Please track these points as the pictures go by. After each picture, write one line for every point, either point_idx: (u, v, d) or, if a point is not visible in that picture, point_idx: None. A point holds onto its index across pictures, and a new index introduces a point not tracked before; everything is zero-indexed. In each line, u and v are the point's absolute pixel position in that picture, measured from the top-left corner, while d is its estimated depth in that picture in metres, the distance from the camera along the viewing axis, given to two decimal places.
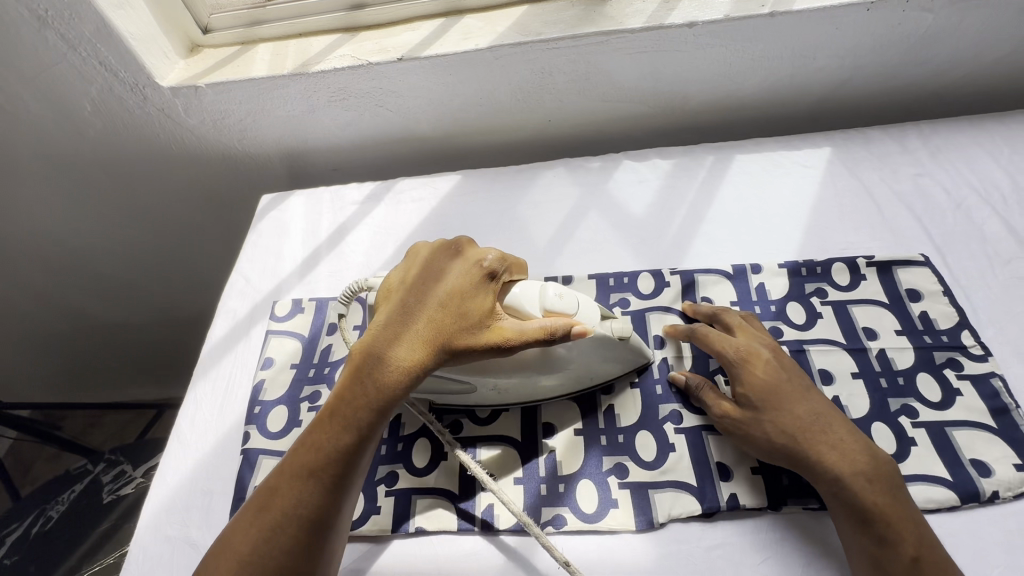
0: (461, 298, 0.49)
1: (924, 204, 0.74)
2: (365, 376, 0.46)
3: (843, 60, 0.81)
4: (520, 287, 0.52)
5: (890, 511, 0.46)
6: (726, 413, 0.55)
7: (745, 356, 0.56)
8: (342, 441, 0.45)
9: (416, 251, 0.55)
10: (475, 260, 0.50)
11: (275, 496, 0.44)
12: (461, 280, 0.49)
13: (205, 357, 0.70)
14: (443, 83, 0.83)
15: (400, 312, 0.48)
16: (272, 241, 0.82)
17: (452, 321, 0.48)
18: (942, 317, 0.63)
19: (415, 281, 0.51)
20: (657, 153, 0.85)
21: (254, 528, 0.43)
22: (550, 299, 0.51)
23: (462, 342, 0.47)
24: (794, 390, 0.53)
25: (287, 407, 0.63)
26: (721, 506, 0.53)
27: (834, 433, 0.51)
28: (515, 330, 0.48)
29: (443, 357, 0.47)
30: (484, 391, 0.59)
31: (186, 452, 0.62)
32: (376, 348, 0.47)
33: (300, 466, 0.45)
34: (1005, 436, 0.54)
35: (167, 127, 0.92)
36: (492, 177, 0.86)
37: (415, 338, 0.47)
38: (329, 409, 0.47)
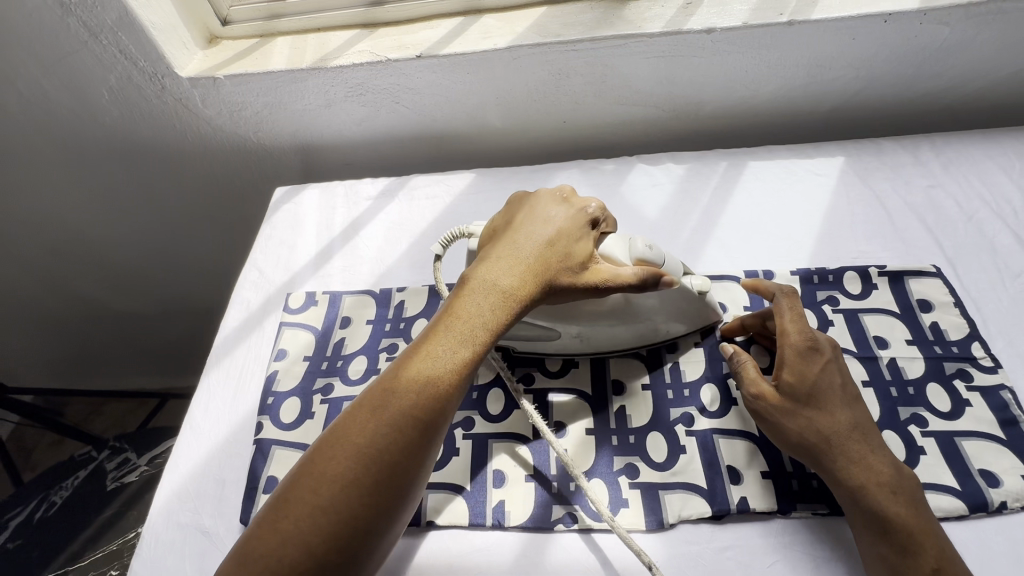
0: (569, 235, 0.55)
1: (936, 215, 0.75)
2: (482, 296, 0.50)
3: (858, 70, 0.82)
4: (610, 241, 0.57)
5: (911, 522, 0.47)
6: (763, 396, 0.55)
7: (808, 346, 0.55)
8: (462, 352, 0.47)
9: (515, 199, 0.62)
10: (579, 207, 0.58)
11: (393, 396, 0.44)
12: (569, 225, 0.56)
13: (220, 346, 0.71)
14: (461, 81, 0.84)
15: (512, 246, 0.54)
16: (286, 234, 0.83)
17: (561, 256, 0.53)
18: (952, 328, 0.63)
19: (522, 224, 0.57)
20: (670, 157, 0.86)
21: (373, 422, 0.43)
22: (640, 250, 0.56)
23: (568, 276, 0.53)
24: (839, 392, 0.53)
25: (299, 398, 0.64)
26: (731, 509, 0.53)
27: (867, 441, 0.51)
28: (611, 272, 0.54)
29: (550, 288, 0.52)
30: (567, 339, 0.62)
31: (199, 441, 0.62)
32: (491, 274, 0.51)
33: (420, 369, 0.46)
34: (1013, 447, 0.55)
35: (182, 116, 0.92)
36: (506, 176, 0.87)
37: (528, 266, 0.52)
38: (444, 322, 0.49)
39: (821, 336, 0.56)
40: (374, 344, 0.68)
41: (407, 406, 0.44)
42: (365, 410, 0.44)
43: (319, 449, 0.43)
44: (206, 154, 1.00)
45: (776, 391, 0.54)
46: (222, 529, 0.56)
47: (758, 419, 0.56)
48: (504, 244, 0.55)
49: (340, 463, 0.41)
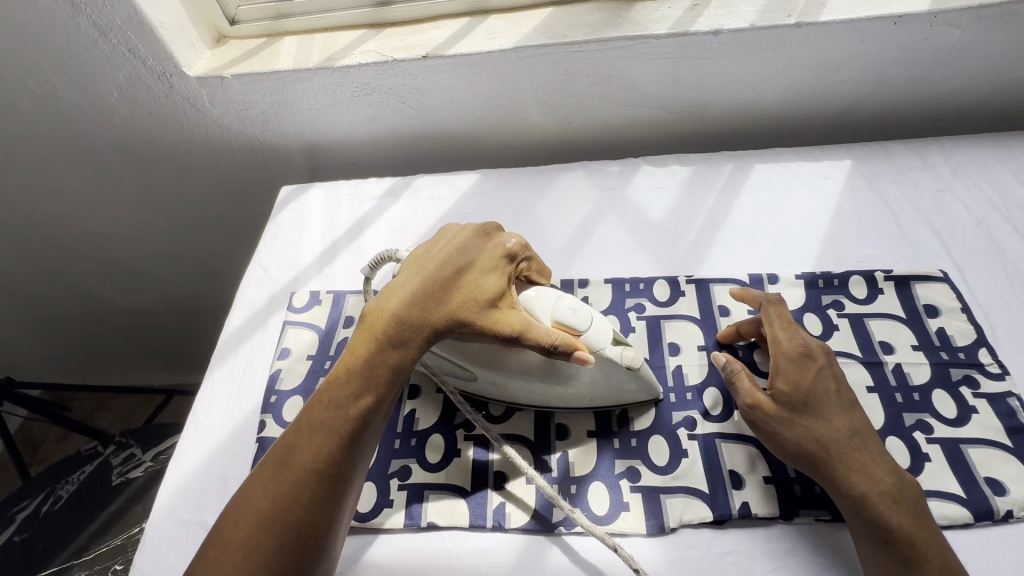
0: (472, 261, 0.54)
1: (944, 219, 0.74)
2: (382, 334, 0.49)
3: (867, 72, 0.81)
4: (537, 293, 0.55)
5: (915, 533, 0.47)
6: (758, 403, 0.54)
7: (800, 353, 0.55)
8: (361, 395, 0.47)
9: (448, 229, 0.59)
10: (498, 243, 0.56)
11: (294, 451, 0.45)
12: (484, 260, 0.54)
13: (224, 344, 0.71)
14: (466, 81, 0.84)
15: (417, 276, 0.53)
16: (291, 233, 0.83)
17: (466, 282, 0.52)
18: (959, 334, 0.63)
19: (430, 251, 0.55)
20: (676, 159, 0.86)
21: (274, 481, 0.44)
22: (563, 314, 0.53)
23: (475, 302, 0.52)
24: (835, 400, 0.53)
25: (302, 397, 0.64)
26: (732, 514, 0.53)
27: (867, 449, 0.51)
28: (525, 328, 0.51)
29: (456, 316, 0.51)
30: (483, 383, 0.60)
31: (202, 439, 0.63)
32: (392, 310, 0.50)
33: (319, 419, 0.46)
34: (1020, 455, 0.54)
35: (190, 115, 0.93)
36: (511, 176, 0.87)
37: (432, 305, 0.51)
38: (344, 366, 0.49)
39: (812, 342, 0.57)
40: None
41: (308, 461, 0.44)
42: (268, 467, 0.45)
43: (226, 512, 0.44)
44: (213, 153, 1.00)
45: (772, 400, 0.54)
46: None
47: (754, 429, 0.55)
48: (409, 274, 0.53)
49: (245, 525, 0.42)
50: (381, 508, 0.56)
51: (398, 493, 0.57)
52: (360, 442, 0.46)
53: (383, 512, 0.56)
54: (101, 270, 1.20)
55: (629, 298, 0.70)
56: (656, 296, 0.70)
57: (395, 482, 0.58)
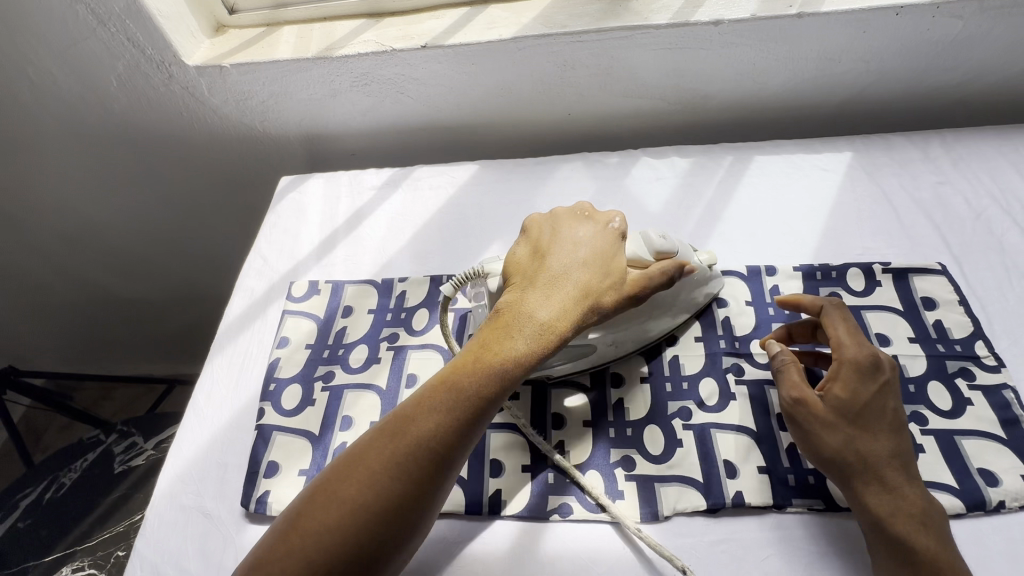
0: (603, 259, 0.55)
1: (943, 212, 0.74)
2: (512, 327, 0.50)
3: (869, 64, 0.80)
4: (631, 243, 0.58)
5: (940, 557, 0.46)
6: (803, 401, 0.53)
7: (868, 363, 0.53)
8: (487, 388, 0.47)
9: (532, 221, 0.60)
10: (604, 224, 0.58)
11: (413, 425, 0.45)
12: (597, 249, 0.56)
13: (224, 333, 0.71)
14: (465, 72, 0.84)
15: (548, 274, 0.54)
16: (290, 223, 0.83)
17: (599, 281, 0.54)
18: (956, 327, 0.63)
19: (554, 247, 0.56)
20: (676, 151, 0.85)
21: (392, 446, 0.44)
22: (656, 243, 0.57)
23: (608, 301, 0.53)
24: (890, 417, 0.52)
25: (301, 385, 0.65)
26: (726, 503, 0.53)
27: (905, 471, 0.50)
28: (647, 280, 0.54)
29: (586, 314, 0.52)
30: (601, 348, 0.60)
31: (202, 425, 0.63)
32: (526, 304, 0.52)
33: (443, 399, 0.46)
34: (1013, 446, 0.54)
35: (189, 104, 0.93)
36: (510, 167, 0.87)
37: (562, 301, 0.52)
38: (471, 352, 0.49)
39: (882, 354, 0.55)
40: (375, 333, 0.69)
41: (426, 437, 0.45)
42: (384, 434, 0.45)
43: (335, 469, 0.44)
44: (212, 143, 1.00)
45: (822, 401, 0.53)
46: (224, 512, 0.57)
47: (790, 424, 0.54)
48: (536, 271, 0.55)
49: (358, 486, 0.43)
50: None
51: None
52: (477, 430, 0.47)
53: None
54: (103, 260, 1.21)
55: None
56: None
57: None
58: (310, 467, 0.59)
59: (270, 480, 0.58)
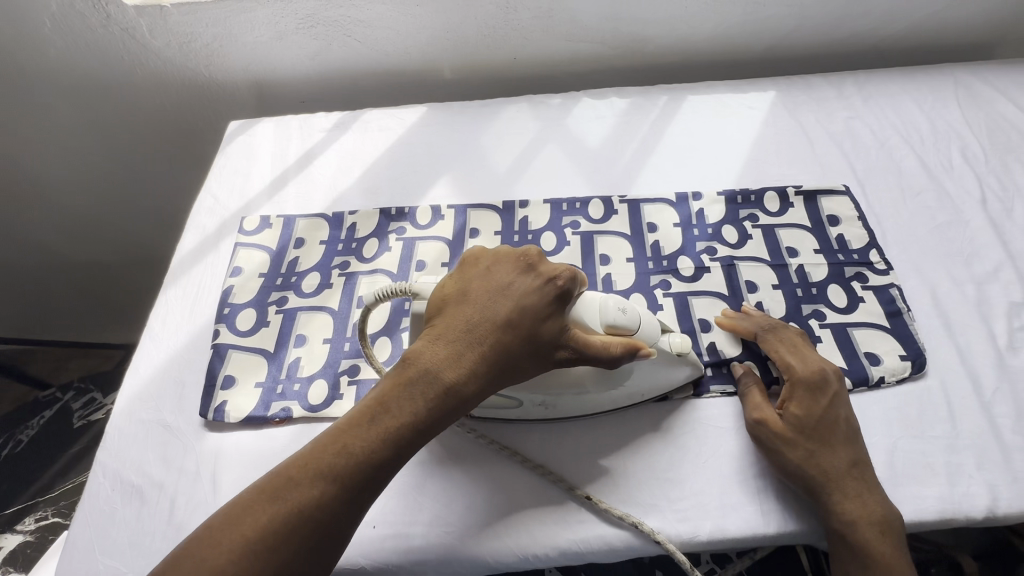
0: (533, 311, 0.50)
1: (852, 142, 0.81)
2: (416, 386, 0.47)
3: (789, 8, 0.87)
4: (581, 305, 0.52)
5: (893, 560, 0.48)
6: (765, 421, 0.54)
7: (816, 379, 0.56)
8: (378, 458, 0.45)
9: (470, 257, 0.56)
10: (547, 276, 0.52)
11: (292, 490, 0.42)
12: (530, 296, 0.51)
13: (176, 266, 0.73)
14: (411, 14, 0.86)
15: (466, 324, 0.50)
16: (240, 163, 0.85)
17: (519, 340, 0.49)
18: (855, 239, 0.70)
19: (481, 292, 0.52)
20: (615, 92, 0.90)
21: (264, 514, 0.41)
22: (612, 316, 0.52)
23: (521, 364, 0.50)
24: (843, 428, 0.54)
25: (255, 309, 0.67)
26: (649, 395, 0.59)
27: (865, 481, 0.51)
28: (587, 342, 0.49)
29: (493, 378, 0.49)
30: (530, 407, 0.57)
31: (157, 349, 0.65)
32: (434, 358, 0.49)
33: (327, 463, 0.44)
34: (896, 333, 0.62)
35: (131, 48, 0.93)
36: (457, 109, 0.90)
37: (472, 360, 0.48)
38: (370, 412, 0.46)
39: (829, 367, 0.57)
40: (327, 262, 0.72)
41: (303, 507, 0.42)
42: (260, 497, 0.42)
43: (198, 538, 0.41)
44: (156, 90, 0.99)
45: (780, 420, 0.54)
46: (183, 423, 0.60)
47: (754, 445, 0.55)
48: (457, 315, 0.51)
49: (222, 554, 0.40)
50: (332, 400, 0.59)
51: (348, 387, 0.60)
52: (366, 499, 0.44)
53: (335, 403, 0.59)
54: (45, 218, 1.18)
55: (566, 216, 0.75)
56: (591, 214, 0.75)
57: (345, 377, 0.61)
58: (265, 379, 0.62)
59: (227, 392, 0.61)
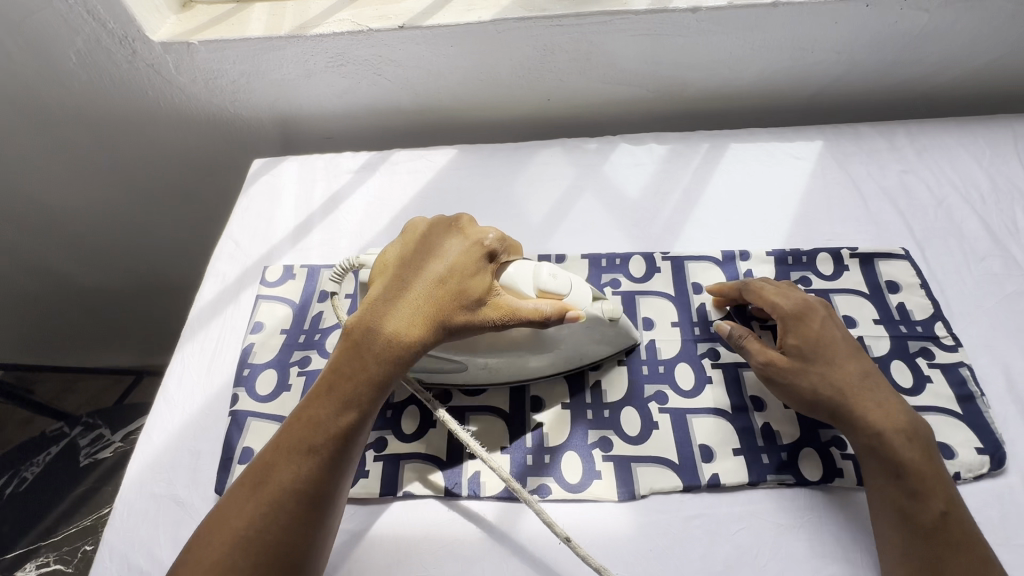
0: (462, 268, 0.50)
1: (907, 199, 0.77)
2: (360, 352, 0.48)
3: (839, 55, 0.83)
4: (515, 268, 0.53)
5: (925, 468, 0.48)
6: (771, 361, 0.55)
7: (801, 309, 0.58)
8: (339, 423, 0.46)
9: (411, 226, 0.55)
10: (475, 237, 0.52)
11: (271, 474, 0.45)
12: (459, 257, 0.51)
13: (194, 319, 0.69)
14: (444, 54, 0.83)
15: (403, 289, 0.50)
16: (264, 206, 0.82)
17: (452, 296, 0.49)
18: (918, 308, 0.65)
19: (415, 260, 0.52)
20: (653, 137, 0.86)
21: (253, 499, 0.44)
22: (544, 280, 0.53)
23: (462, 321, 0.49)
24: (843, 345, 0.55)
25: (276, 371, 0.63)
26: (701, 484, 0.55)
27: (876, 389, 0.52)
28: (518, 306, 0.50)
29: (440, 331, 0.49)
30: (473, 369, 0.58)
31: (172, 412, 0.61)
32: (374, 322, 0.49)
33: (296, 440, 0.46)
34: (969, 421, 0.57)
35: (155, 83, 0.90)
36: (488, 152, 0.87)
37: (410, 322, 0.48)
38: (325, 385, 0.48)
39: (814, 298, 0.60)
40: None
41: (287, 484, 0.44)
42: (247, 485, 0.45)
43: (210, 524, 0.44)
44: (180, 123, 0.97)
45: (784, 355, 0.56)
46: (196, 499, 0.56)
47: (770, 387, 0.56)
48: (392, 284, 0.51)
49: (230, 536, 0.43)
50: (358, 479, 0.57)
51: (375, 463, 0.57)
52: (340, 464, 0.46)
53: (360, 482, 0.56)
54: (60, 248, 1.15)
55: (605, 274, 0.71)
56: (631, 272, 0.71)
57: (372, 453, 0.58)
58: None
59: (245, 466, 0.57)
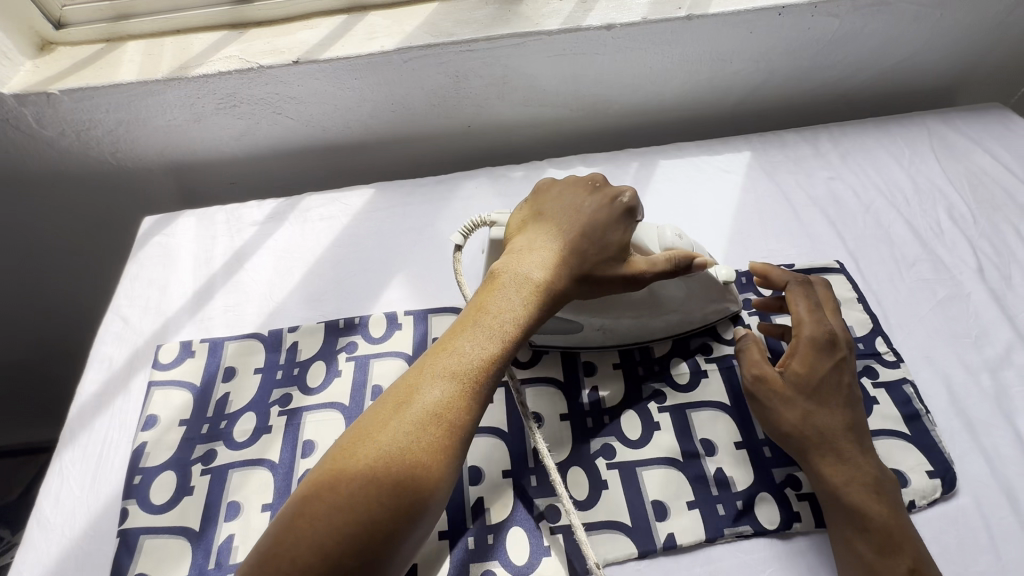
0: (601, 219, 0.53)
1: (837, 207, 0.76)
2: (508, 289, 0.49)
3: (758, 64, 0.82)
4: (643, 231, 0.56)
5: (891, 526, 0.47)
6: (762, 378, 0.54)
7: (826, 337, 0.54)
8: (488, 353, 0.46)
9: (537, 186, 0.60)
10: (609, 195, 0.54)
11: (418, 394, 0.43)
12: (598, 208, 0.54)
13: (73, 418, 0.60)
14: (349, 88, 0.76)
15: (545, 237, 0.53)
16: (156, 272, 0.72)
17: (596, 244, 0.52)
18: (858, 324, 0.64)
19: (552, 212, 0.55)
20: (581, 161, 0.83)
21: (398, 418, 0.42)
22: (671, 240, 0.55)
23: (598, 268, 0.52)
24: (845, 391, 0.53)
25: (174, 472, 0.55)
26: (657, 549, 0.51)
27: (858, 443, 0.51)
28: (647, 264, 0.53)
29: (580, 279, 0.52)
30: (589, 331, 0.61)
31: (46, 540, 0.52)
32: (519, 264, 0.51)
33: (443, 365, 0.45)
34: (918, 443, 0.56)
35: (16, 139, 0.79)
36: (408, 189, 0.80)
37: (553, 262, 0.51)
38: (470, 317, 0.49)
39: (842, 334, 0.56)
40: (264, 397, 0.60)
41: (433, 408, 0.43)
42: (391, 404, 0.43)
43: (346, 444, 0.42)
44: (58, 179, 0.86)
45: (780, 377, 0.54)
46: None
47: (751, 402, 0.55)
48: (534, 233, 0.54)
49: (367, 458, 0.40)
50: None
51: None
52: (481, 400, 0.45)
53: None
54: None
55: None
56: None
57: None
58: (189, 572, 0.50)
59: None
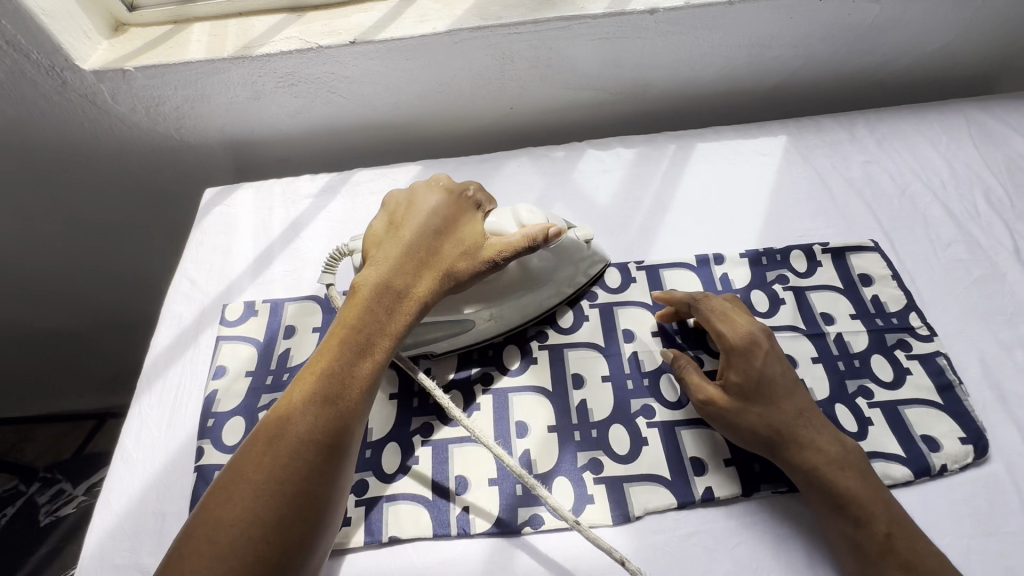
0: (454, 222, 0.56)
1: (872, 190, 0.77)
2: (375, 303, 0.49)
3: (796, 49, 0.83)
4: (497, 216, 0.58)
5: (863, 495, 0.49)
6: (713, 400, 0.54)
7: (746, 342, 0.56)
8: (361, 369, 0.46)
9: (390, 198, 0.59)
10: (459, 192, 0.58)
11: (287, 426, 0.43)
12: (447, 213, 0.56)
13: (148, 369, 0.65)
14: (401, 68, 0.80)
15: (405, 245, 0.53)
16: (219, 239, 0.77)
17: (455, 247, 0.54)
18: (892, 300, 0.66)
19: (407, 219, 0.56)
20: (620, 142, 0.85)
21: (266, 457, 0.41)
22: (525, 218, 0.58)
23: (463, 269, 0.54)
24: (782, 382, 0.54)
25: (243, 417, 0.60)
26: (696, 500, 0.53)
27: (812, 425, 0.52)
28: (503, 244, 0.55)
29: (446, 283, 0.54)
30: (481, 322, 0.61)
31: (130, 473, 0.57)
32: (379, 275, 0.51)
33: (311, 389, 0.44)
34: (950, 411, 0.57)
35: (89, 114, 0.84)
36: (454, 166, 0.84)
37: (420, 270, 0.52)
38: (337, 336, 0.48)
39: (756, 326, 0.58)
40: None
41: (307, 434, 0.42)
42: (258, 441, 0.42)
43: (211, 499, 0.40)
44: (124, 153, 0.91)
45: (723, 393, 0.55)
46: None
47: (714, 424, 0.56)
48: (393, 241, 0.54)
49: (239, 507, 0.39)
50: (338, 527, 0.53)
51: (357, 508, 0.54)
52: (359, 412, 0.46)
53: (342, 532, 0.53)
54: None
55: None
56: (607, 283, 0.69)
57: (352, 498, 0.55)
58: None
59: None
